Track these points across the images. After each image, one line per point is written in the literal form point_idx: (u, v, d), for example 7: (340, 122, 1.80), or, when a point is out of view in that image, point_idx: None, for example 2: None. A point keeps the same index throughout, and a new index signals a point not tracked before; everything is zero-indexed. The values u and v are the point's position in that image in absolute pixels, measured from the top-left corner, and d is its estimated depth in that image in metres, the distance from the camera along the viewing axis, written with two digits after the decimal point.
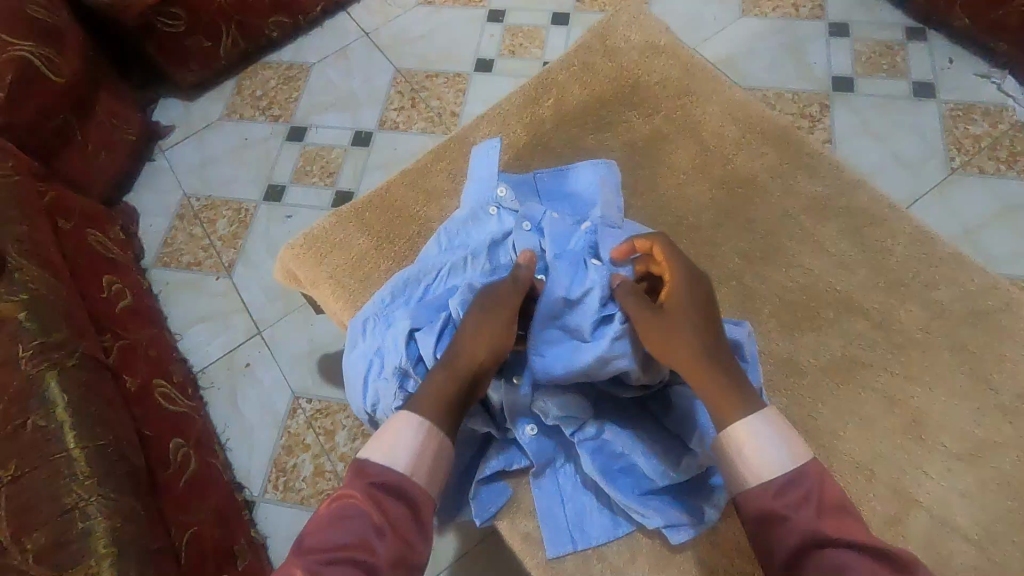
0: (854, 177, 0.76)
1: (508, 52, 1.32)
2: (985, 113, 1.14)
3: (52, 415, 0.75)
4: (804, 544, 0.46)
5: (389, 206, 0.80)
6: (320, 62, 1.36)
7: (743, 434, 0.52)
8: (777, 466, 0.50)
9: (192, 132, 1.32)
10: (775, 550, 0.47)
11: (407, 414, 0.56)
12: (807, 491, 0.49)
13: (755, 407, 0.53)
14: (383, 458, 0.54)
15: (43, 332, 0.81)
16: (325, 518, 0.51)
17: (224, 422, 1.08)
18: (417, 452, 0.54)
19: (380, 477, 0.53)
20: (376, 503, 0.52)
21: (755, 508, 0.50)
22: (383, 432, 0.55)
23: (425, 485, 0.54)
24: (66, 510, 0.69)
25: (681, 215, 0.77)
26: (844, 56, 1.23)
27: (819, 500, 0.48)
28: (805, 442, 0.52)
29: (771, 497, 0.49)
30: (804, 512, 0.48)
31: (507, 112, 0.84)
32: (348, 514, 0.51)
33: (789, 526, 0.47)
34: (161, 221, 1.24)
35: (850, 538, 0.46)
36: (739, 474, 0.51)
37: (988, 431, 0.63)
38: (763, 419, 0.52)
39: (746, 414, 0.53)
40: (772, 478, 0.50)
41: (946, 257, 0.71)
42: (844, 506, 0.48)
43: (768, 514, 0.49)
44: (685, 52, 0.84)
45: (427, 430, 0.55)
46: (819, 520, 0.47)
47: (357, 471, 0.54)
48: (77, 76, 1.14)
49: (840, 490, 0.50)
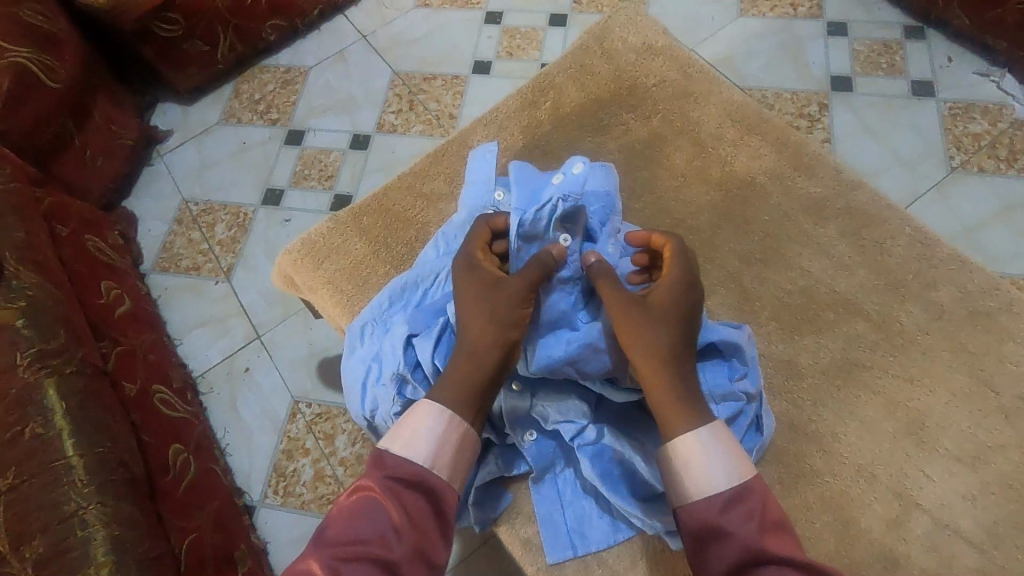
0: (853, 178, 0.76)
1: (506, 54, 1.32)
2: (984, 111, 1.13)
3: (51, 422, 0.75)
4: (744, 559, 0.48)
5: (387, 210, 0.80)
6: (317, 66, 1.35)
7: (692, 448, 0.53)
8: (722, 481, 0.52)
9: (190, 137, 1.32)
10: (717, 564, 0.49)
11: (428, 403, 0.56)
12: (749, 508, 0.51)
13: (706, 420, 0.55)
14: (402, 451, 0.55)
15: (42, 339, 0.81)
16: (345, 511, 0.52)
17: (224, 426, 1.08)
18: (439, 444, 0.55)
19: (400, 470, 0.54)
20: (395, 497, 0.53)
21: (699, 521, 0.51)
22: (404, 423, 0.56)
23: (446, 474, 0.55)
24: (65, 518, 0.69)
25: (680, 217, 0.77)
26: (842, 55, 1.22)
27: (760, 516, 0.50)
28: (747, 456, 0.54)
29: (716, 511, 0.51)
30: (747, 528, 0.50)
31: (504, 115, 0.83)
32: (368, 508, 0.52)
33: (732, 541, 0.49)
34: (160, 225, 1.24)
35: (785, 554, 0.48)
36: (686, 487, 0.53)
37: (990, 433, 0.63)
38: (712, 435, 0.54)
39: (698, 428, 0.54)
40: (718, 493, 0.52)
41: (946, 258, 0.70)
42: (782, 524, 0.51)
43: (712, 529, 0.51)
44: (682, 53, 0.84)
45: (450, 420, 0.56)
46: (760, 537, 0.49)
47: (377, 463, 0.55)
48: (75, 83, 1.14)
49: (778, 508, 0.52)
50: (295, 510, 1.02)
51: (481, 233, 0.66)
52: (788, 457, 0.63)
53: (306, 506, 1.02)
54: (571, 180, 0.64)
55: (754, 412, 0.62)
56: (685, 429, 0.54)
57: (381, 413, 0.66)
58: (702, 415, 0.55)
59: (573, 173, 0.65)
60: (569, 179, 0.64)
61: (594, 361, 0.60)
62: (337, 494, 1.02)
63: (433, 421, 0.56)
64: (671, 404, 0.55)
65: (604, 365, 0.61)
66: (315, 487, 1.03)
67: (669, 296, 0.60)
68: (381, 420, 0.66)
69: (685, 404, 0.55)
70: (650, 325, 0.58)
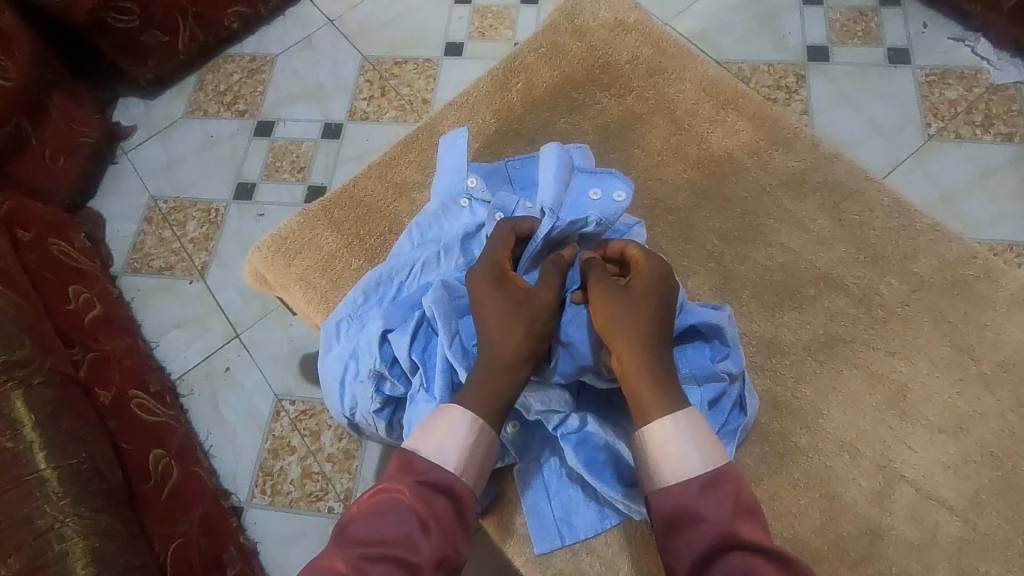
0: (830, 151, 0.75)
1: (478, 35, 1.29)
2: (960, 77, 1.13)
3: (20, 436, 0.72)
4: (714, 545, 0.48)
5: (358, 203, 0.77)
6: (284, 53, 1.31)
7: (667, 432, 0.53)
8: (696, 467, 0.51)
9: (155, 132, 1.27)
10: (686, 551, 0.49)
11: (457, 409, 0.55)
12: (722, 494, 0.50)
13: (682, 406, 0.54)
14: (430, 455, 0.53)
15: (6, 350, 0.78)
16: (372, 509, 0.51)
17: (206, 428, 1.06)
18: (467, 451, 0.54)
19: (429, 474, 0.53)
20: (422, 499, 0.52)
21: (670, 507, 0.51)
22: (435, 426, 0.55)
23: (470, 483, 0.54)
24: (41, 533, 0.66)
25: (658, 196, 0.75)
26: (818, 24, 1.21)
27: (733, 503, 0.50)
28: (722, 445, 0.54)
29: (688, 497, 0.50)
30: (720, 514, 0.49)
31: (475, 99, 0.81)
32: (394, 508, 0.51)
33: (704, 527, 0.49)
34: (129, 225, 1.20)
35: (755, 542, 0.48)
36: (660, 469, 0.52)
37: (971, 402, 0.63)
38: (688, 419, 0.53)
39: (673, 412, 0.53)
40: (691, 478, 0.51)
41: (925, 228, 0.70)
42: (752, 510, 0.51)
43: (684, 515, 0.50)
44: (655, 28, 0.82)
45: (478, 427, 0.55)
46: (731, 523, 0.49)
47: (406, 465, 0.54)
48: (27, 79, 1.09)
49: (749, 494, 0.52)
50: (283, 509, 1.01)
51: (504, 235, 0.63)
52: (773, 436, 0.63)
53: (295, 504, 1.01)
54: (609, 205, 0.68)
55: (737, 393, 0.61)
56: (656, 417, 0.53)
57: (360, 410, 0.64)
58: (681, 402, 0.54)
59: (612, 199, 0.68)
60: (607, 204, 0.68)
61: (566, 359, 0.61)
62: (325, 491, 1.01)
63: (462, 425, 0.54)
64: (655, 389, 0.54)
65: (576, 362, 0.60)
66: (303, 484, 1.02)
67: (646, 283, 0.58)
68: (361, 418, 0.65)
69: (669, 387, 0.54)
70: (628, 313, 0.57)
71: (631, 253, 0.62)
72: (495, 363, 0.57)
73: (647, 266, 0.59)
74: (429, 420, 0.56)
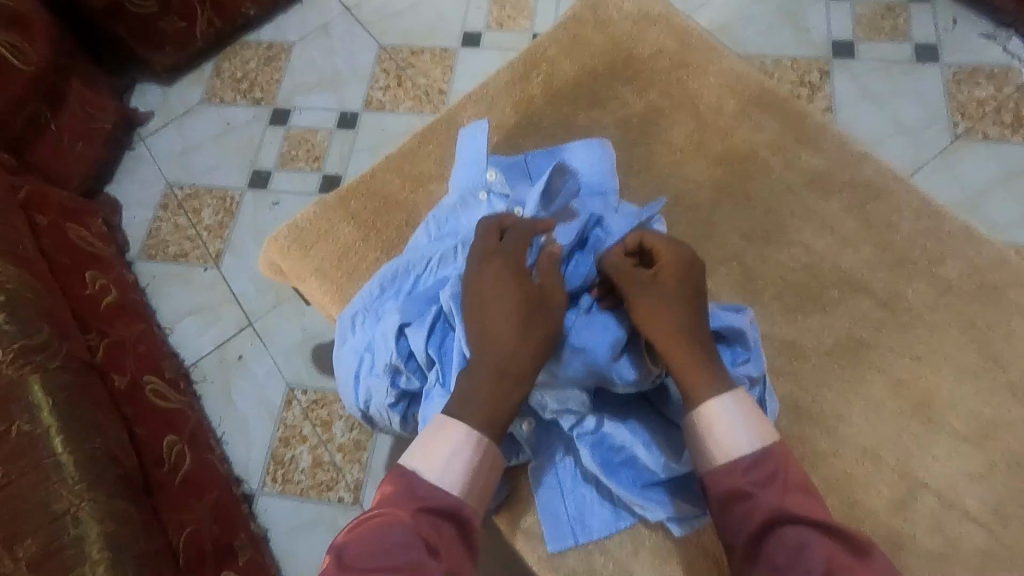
0: (857, 150, 0.73)
1: (496, 25, 1.27)
2: (989, 76, 1.10)
3: (37, 419, 0.72)
4: (767, 520, 0.50)
5: (375, 194, 0.77)
6: (301, 41, 1.30)
7: (718, 413, 0.54)
8: (746, 446, 0.53)
9: (171, 118, 1.27)
10: (740, 527, 0.51)
11: (462, 426, 0.55)
12: (771, 471, 0.52)
13: (729, 388, 0.55)
14: (435, 477, 0.53)
15: (24, 334, 0.78)
16: (375, 533, 0.49)
17: (219, 416, 1.07)
18: (472, 472, 0.54)
19: (433, 497, 0.52)
20: (426, 522, 0.51)
21: (722, 485, 0.52)
22: (437, 447, 0.54)
23: (474, 504, 0.54)
24: (57, 516, 0.67)
25: (679, 192, 0.74)
26: (843, 19, 1.18)
27: (783, 480, 0.51)
28: (771, 424, 0.55)
29: (738, 475, 0.52)
30: (770, 490, 0.51)
31: (494, 91, 0.80)
32: (400, 531, 0.49)
33: (755, 503, 0.51)
34: (145, 211, 1.20)
35: (808, 516, 0.50)
36: (711, 449, 0.54)
37: (997, 411, 0.62)
38: (735, 402, 0.54)
39: (721, 394, 0.55)
40: (742, 456, 0.52)
41: (954, 231, 0.68)
42: (803, 486, 0.52)
43: (735, 493, 0.52)
44: (679, 21, 0.80)
45: (483, 446, 0.55)
46: (781, 498, 0.50)
47: (407, 489, 0.53)
48: (46, 64, 1.09)
49: (800, 471, 0.53)
50: (294, 497, 1.01)
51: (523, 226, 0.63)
52: (792, 440, 0.62)
53: (305, 493, 1.01)
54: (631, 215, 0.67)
55: (757, 396, 0.60)
56: (709, 400, 0.54)
57: (374, 404, 0.64)
58: (730, 385, 0.55)
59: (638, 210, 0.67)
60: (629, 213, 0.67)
61: (579, 363, 0.58)
62: (335, 481, 1.01)
63: (461, 419, 0.54)
64: None
65: (590, 366, 0.58)
66: (314, 474, 1.02)
67: (676, 283, 0.59)
68: (375, 411, 0.65)
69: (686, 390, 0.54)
70: (652, 317, 0.58)
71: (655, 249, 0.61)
72: (511, 361, 0.56)
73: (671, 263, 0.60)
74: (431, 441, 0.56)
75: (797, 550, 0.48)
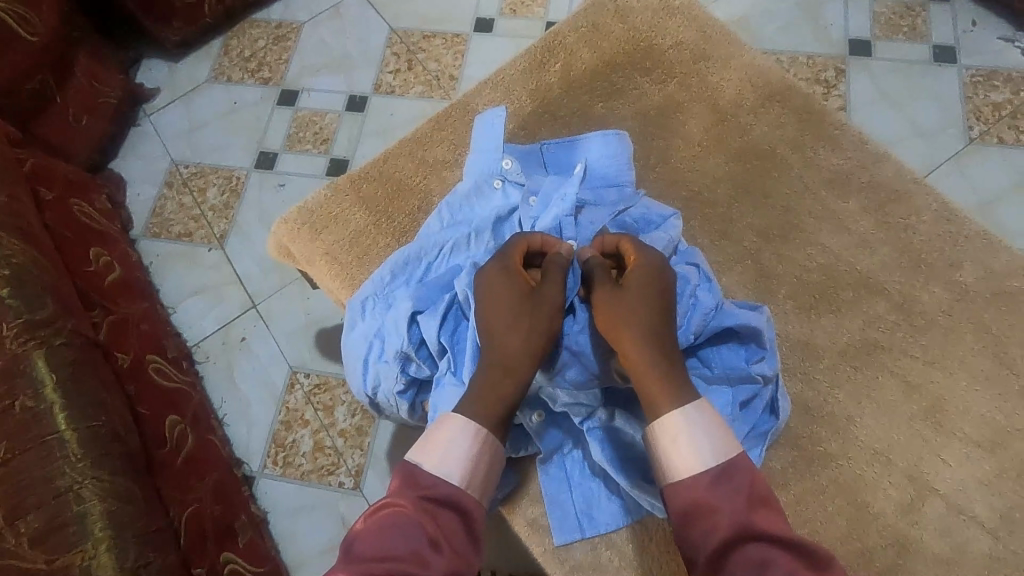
0: (876, 150, 0.72)
1: (509, 10, 1.25)
2: (1007, 79, 1.09)
3: (42, 396, 0.72)
4: (731, 537, 0.47)
5: (387, 178, 0.76)
6: (312, 20, 1.28)
7: (681, 424, 0.52)
8: (709, 458, 0.51)
9: (178, 95, 1.25)
10: (701, 545, 0.48)
11: (460, 417, 0.54)
12: (735, 484, 0.50)
13: (692, 398, 0.53)
14: (436, 470, 0.53)
15: (28, 308, 0.77)
16: (378, 525, 0.50)
17: (220, 397, 1.06)
18: (471, 464, 0.53)
19: (434, 488, 0.52)
20: (429, 514, 0.51)
21: (684, 499, 0.50)
22: (435, 438, 0.54)
23: (477, 494, 0.53)
24: (60, 493, 0.67)
25: (696, 188, 0.73)
26: (862, 17, 1.16)
27: (749, 493, 0.49)
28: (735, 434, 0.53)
29: (702, 488, 0.50)
30: (735, 504, 0.49)
31: (511, 78, 0.79)
32: (400, 525, 0.49)
33: (719, 519, 0.48)
34: (150, 188, 1.19)
35: (773, 533, 0.48)
36: (672, 462, 0.51)
37: (1009, 418, 0.61)
38: (699, 412, 0.52)
39: (684, 404, 0.53)
40: (705, 470, 0.50)
41: (973, 236, 0.67)
42: (768, 499, 0.50)
43: (698, 508, 0.49)
44: (700, 12, 0.79)
45: (481, 437, 0.54)
46: (746, 514, 0.48)
47: (409, 480, 0.53)
48: (54, 36, 1.06)
49: (764, 484, 0.51)
50: (295, 481, 1.01)
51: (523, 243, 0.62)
52: (803, 440, 0.62)
53: (306, 477, 1.01)
54: (645, 220, 0.67)
55: (769, 396, 0.61)
56: (668, 410, 0.53)
57: (383, 390, 0.64)
58: (691, 393, 0.54)
59: (654, 211, 0.68)
60: (644, 216, 0.67)
61: (576, 367, 0.60)
62: (336, 465, 1.01)
63: (476, 415, 0.55)
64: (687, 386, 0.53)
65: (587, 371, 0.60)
66: (315, 458, 1.02)
67: (643, 279, 0.58)
68: (383, 397, 0.64)
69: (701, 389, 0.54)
70: (633, 305, 0.57)
71: (626, 248, 0.61)
72: (523, 356, 0.57)
73: (649, 260, 0.59)
74: (430, 431, 0.55)
75: (760, 568, 0.46)
